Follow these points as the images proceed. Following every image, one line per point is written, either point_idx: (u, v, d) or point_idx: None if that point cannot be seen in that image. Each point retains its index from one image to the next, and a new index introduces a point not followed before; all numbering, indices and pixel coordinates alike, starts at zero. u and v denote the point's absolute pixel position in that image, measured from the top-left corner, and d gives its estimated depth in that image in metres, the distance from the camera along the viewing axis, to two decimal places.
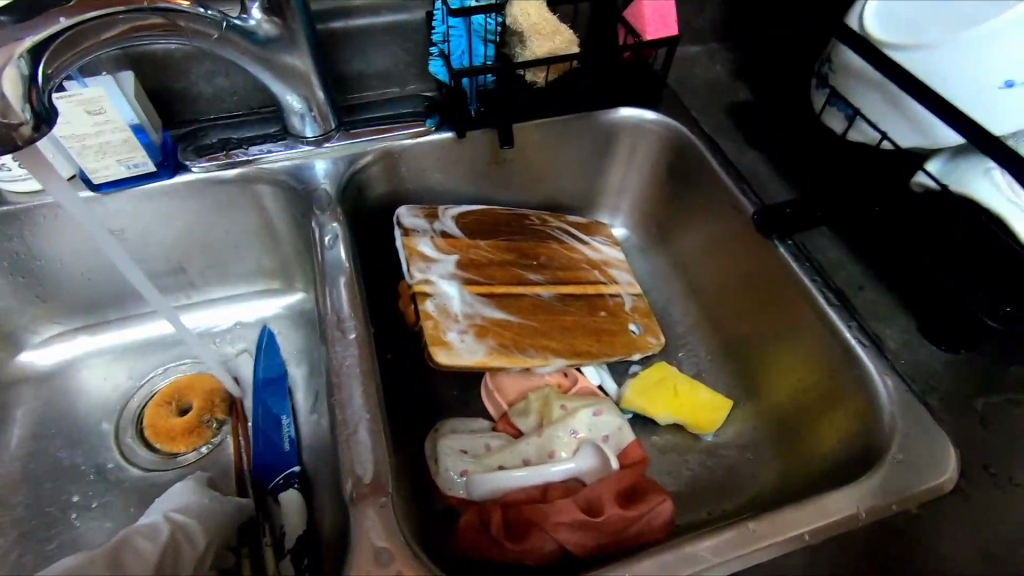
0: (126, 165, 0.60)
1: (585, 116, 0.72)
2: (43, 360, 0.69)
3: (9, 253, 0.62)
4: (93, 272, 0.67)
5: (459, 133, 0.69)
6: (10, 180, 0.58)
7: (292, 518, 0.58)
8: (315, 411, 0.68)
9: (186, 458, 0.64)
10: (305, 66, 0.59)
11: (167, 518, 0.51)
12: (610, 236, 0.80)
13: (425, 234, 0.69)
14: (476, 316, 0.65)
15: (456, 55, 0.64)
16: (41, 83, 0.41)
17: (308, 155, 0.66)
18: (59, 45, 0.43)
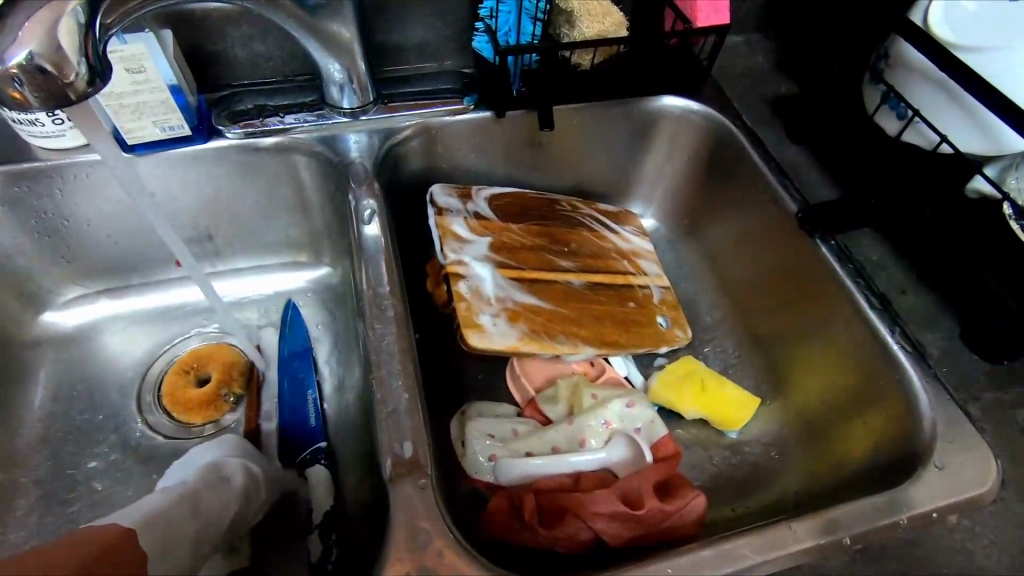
0: (161, 127, 0.58)
1: (625, 102, 0.71)
2: (65, 321, 0.68)
3: (38, 210, 0.61)
4: (119, 235, 0.66)
5: (498, 112, 0.68)
6: (43, 137, 0.57)
7: (319, 493, 0.58)
8: (340, 386, 0.67)
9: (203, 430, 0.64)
10: (348, 34, 0.57)
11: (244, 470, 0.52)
12: (640, 227, 0.80)
13: (459, 214, 0.68)
14: (508, 301, 0.64)
15: (501, 29, 0.63)
16: (97, 33, 0.39)
17: (342, 126, 0.65)
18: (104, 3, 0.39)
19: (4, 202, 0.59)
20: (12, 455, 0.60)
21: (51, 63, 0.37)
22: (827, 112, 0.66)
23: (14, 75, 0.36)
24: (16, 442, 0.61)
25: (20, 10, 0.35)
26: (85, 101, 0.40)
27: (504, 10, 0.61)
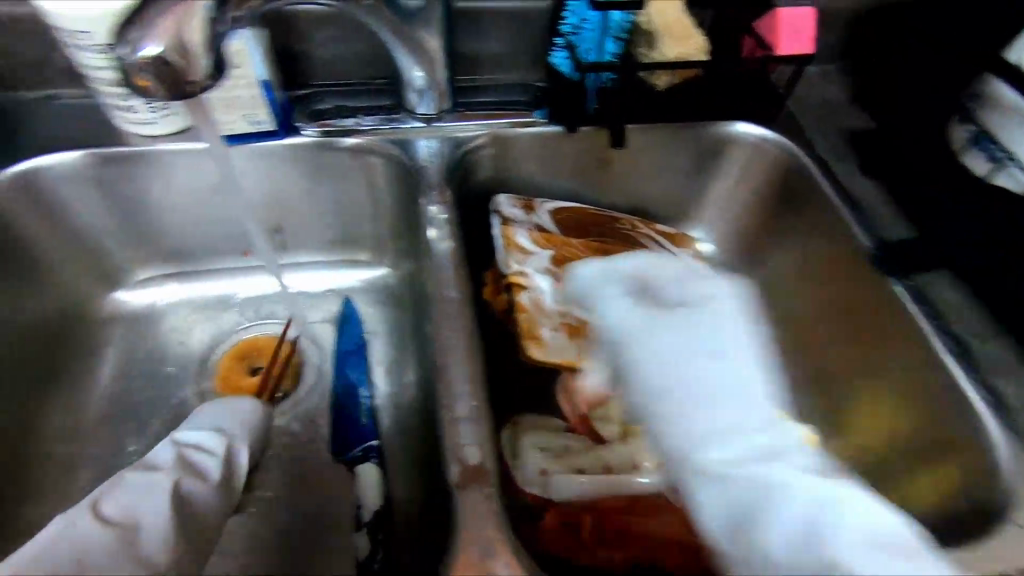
0: (249, 120, 0.61)
1: (696, 126, 0.70)
2: (133, 300, 0.69)
3: (124, 192, 0.63)
4: (193, 222, 0.68)
5: (569, 126, 0.68)
6: (139, 123, 0.59)
7: (370, 491, 0.59)
8: (392, 386, 0.68)
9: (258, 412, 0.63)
10: (435, 44, 0.58)
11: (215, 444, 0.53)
12: (696, 249, 0.78)
13: (523, 225, 0.68)
14: (569, 315, 0.64)
15: (581, 46, 0.62)
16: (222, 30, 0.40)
17: (418, 131, 0.66)
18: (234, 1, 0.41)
19: (94, 183, 0.62)
20: (78, 428, 0.62)
21: (178, 57, 0.38)
22: (906, 148, 0.65)
23: (145, 66, 0.38)
24: (83, 415, 0.63)
25: (158, 6, 0.37)
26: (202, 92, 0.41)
27: (588, 27, 0.61)
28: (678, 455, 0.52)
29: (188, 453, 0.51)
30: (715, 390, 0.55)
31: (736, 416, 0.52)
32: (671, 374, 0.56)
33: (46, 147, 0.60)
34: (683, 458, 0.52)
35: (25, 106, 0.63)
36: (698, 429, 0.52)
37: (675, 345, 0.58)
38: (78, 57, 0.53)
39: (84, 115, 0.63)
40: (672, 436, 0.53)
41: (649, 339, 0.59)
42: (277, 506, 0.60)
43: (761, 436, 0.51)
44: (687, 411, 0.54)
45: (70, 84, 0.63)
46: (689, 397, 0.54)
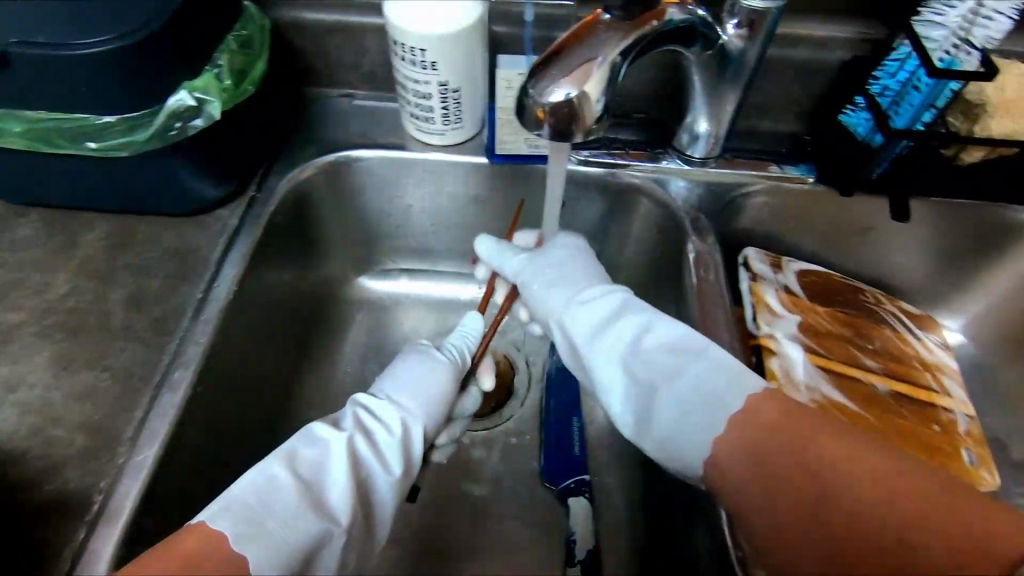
0: (528, 144, 0.62)
1: (992, 208, 0.63)
2: (376, 288, 0.74)
3: (397, 192, 0.68)
4: (444, 227, 0.71)
5: (843, 190, 0.64)
6: (431, 132, 0.63)
7: (581, 527, 0.59)
8: (606, 420, 0.67)
9: (462, 388, 0.61)
10: (734, 96, 0.56)
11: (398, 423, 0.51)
12: (944, 338, 0.69)
13: (772, 283, 0.65)
14: (819, 391, 0.59)
15: (891, 113, 0.58)
16: (615, 84, 0.39)
17: (679, 172, 0.65)
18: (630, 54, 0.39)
19: (374, 180, 0.67)
20: (323, 401, 0.66)
21: (577, 96, 0.37)
22: None
23: (545, 101, 0.37)
24: (327, 390, 0.67)
25: (576, 52, 0.37)
26: (578, 139, 0.39)
27: (907, 96, 0.56)
28: (682, 459, 0.46)
29: (366, 423, 0.50)
30: (688, 354, 0.48)
31: (662, 342, 0.50)
32: (624, 335, 0.51)
33: (344, 142, 0.65)
34: (676, 447, 0.46)
35: (325, 100, 0.69)
36: (651, 407, 0.48)
37: (606, 345, 0.52)
38: (399, 67, 0.58)
39: (376, 117, 0.68)
40: (637, 432, 0.49)
41: (592, 342, 0.52)
42: (491, 518, 0.62)
43: (694, 373, 0.47)
44: (661, 389, 0.47)
45: (367, 86, 0.69)
46: (666, 377, 0.48)
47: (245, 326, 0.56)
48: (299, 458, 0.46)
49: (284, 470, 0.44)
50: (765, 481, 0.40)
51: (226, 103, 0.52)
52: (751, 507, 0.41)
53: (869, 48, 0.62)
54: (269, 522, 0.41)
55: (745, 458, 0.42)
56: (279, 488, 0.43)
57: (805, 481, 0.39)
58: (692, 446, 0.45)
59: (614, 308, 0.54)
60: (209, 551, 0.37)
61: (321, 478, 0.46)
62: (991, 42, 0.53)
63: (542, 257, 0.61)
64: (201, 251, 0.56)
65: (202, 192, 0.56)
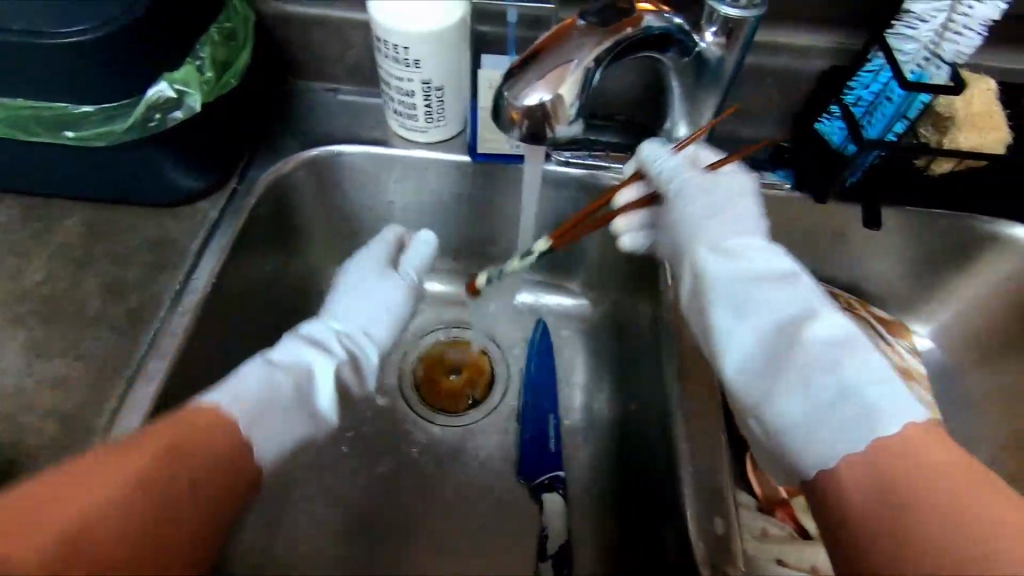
0: (509, 143, 0.62)
1: (959, 218, 0.65)
2: None
3: (380, 187, 0.68)
4: (425, 223, 0.72)
5: (819, 198, 0.65)
6: (412, 130, 0.64)
7: (555, 521, 0.60)
8: (582, 417, 0.68)
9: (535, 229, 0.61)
10: (712, 101, 0.57)
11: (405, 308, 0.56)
12: (912, 344, 0.70)
13: None
14: None
15: (864, 123, 0.59)
16: (591, 89, 0.39)
17: None
18: (608, 61, 0.40)
19: (357, 176, 0.67)
20: None
21: (551, 100, 0.37)
22: None
23: (518, 103, 0.37)
24: None
25: (550, 57, 0.37)
26: (553, 142, 0.39)
27: (880, 107, 0.58)
28: (806, 451, 0.40)
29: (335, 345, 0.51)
30: (850, 349, 0.41)
31: (826, 335, 0.42)
32: (774, 306, 0.45)
33: (328, 138, 0.66)
34: (794, 442, 0.41)
35: (309, 94, 0.69)
36: (786, 391, 0.42)
37: (745, 276, 0.47)
38: (382, 63, 0.58)
39: (360, 113, 0.68)
40: (760, 402, 0.44)
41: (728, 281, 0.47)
42: (465, 513, 0.63)
43: (853, 368, 0.40)
44: (805, 377, 0.42)
45: (353, 80, 0.69)
46: (819, 364, 0.41)
47: (223, 319, 0.56)
48: (279, 358, 0.48)
49: (272, 370, 0.46)
50: (889, 488, 0.35)
51: (208, 95, 0.52)
52: (860, 520, 0.35)
53: (845, 59, 0.63)
54: (274, 415, 0.44)
55: (861, 474, 0.37)
56: (264, 381, 0.45)
57: (928, 493, 0.34)
58: (826, 439, 0.39)
59: (783, 275, 0.46)
60: (210, 424, 0.41)
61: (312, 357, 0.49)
62: (961, 59, 0.53)
63: (704, 198, 0.51)
64: (180, 241, 0.56)
65: (183, 183, 0.56)
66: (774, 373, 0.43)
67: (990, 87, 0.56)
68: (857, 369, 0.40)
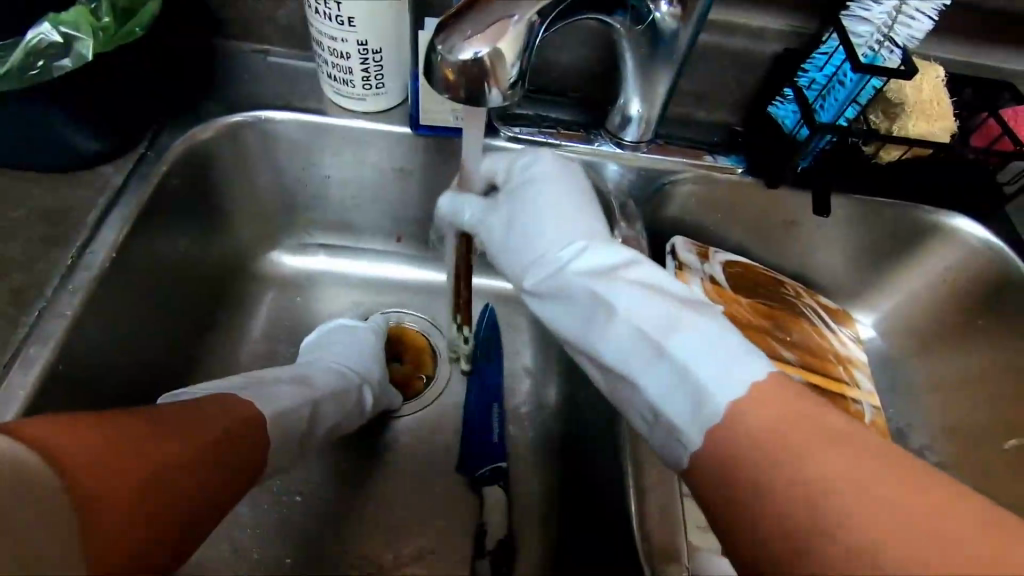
0: (454, 115, 0.58)
1: (903, 208, 0.65)
2: (291, 263, 0.70)
3: (312, 160, 0.63)
4: (364, 201, 0.67)
5: (770, 183, 0.64)
6: (350, 98, 0.59)
7: (495, 518, 0.57)
8: (526, 408, 0.65)
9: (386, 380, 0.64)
10: (666, 76, 0.54)
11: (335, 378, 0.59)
12: (856, 332, 0.70)
13: (697, 273, 0.65)
14: None
15: (817, 107, 0.58)
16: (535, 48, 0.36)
17: (610, 155, 0.63)
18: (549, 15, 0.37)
19: (289, 146, 0.61)
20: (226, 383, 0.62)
21: (492, 57, 0.33)
22: None
23: (458, 62, 0.33)
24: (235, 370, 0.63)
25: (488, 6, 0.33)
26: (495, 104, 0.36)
27: (832, 91, 0.56)
28: (667, 444, 0.41)
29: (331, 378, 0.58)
30: (683, 327, 0.41)
31: (655, 317, 0.42)
32: (611, 293, 0.43)
33: (254, 103, 0.60)
34: (661, 430, 0.41)
35: (235, 54, 0.63)
36: (644, 384, 0.41)
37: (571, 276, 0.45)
38: (314, 21, 0.53)
39: (294, 79, 0.62)
40: (626, 405, 0.44)
41: (556, 283, 0.45)
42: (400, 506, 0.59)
43: (686, 344, 0.40)
44: (648, 370, 0.41)
45: (286, 42, 0.63)
46: (651, 351, 0.41)
47: (124, 302, 0.51)
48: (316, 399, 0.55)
49: (304, 408, 0.53)
50: (749, 499, 0.34)
51: (103, 44, 0.45)
52: (717, 498, 0.36)
53: (800, 42, 0.62)
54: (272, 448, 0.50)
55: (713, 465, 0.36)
56: (309, 384, 0.56)
57: (779, 474, 0.33)
58: (659, 438, 0.42)
59: (616, 265, 0.45)
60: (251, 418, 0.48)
61: (335, 402, 0.57)
62: (912, 43, 0.52)
63: (516, 190, 0.50)
64: (75, 213, 0.50)
65: (77, 145, 0.50)
66: (632, 369, 0.42)
67: (939, 74, 0.56)
68: (695, 341, 0.40)
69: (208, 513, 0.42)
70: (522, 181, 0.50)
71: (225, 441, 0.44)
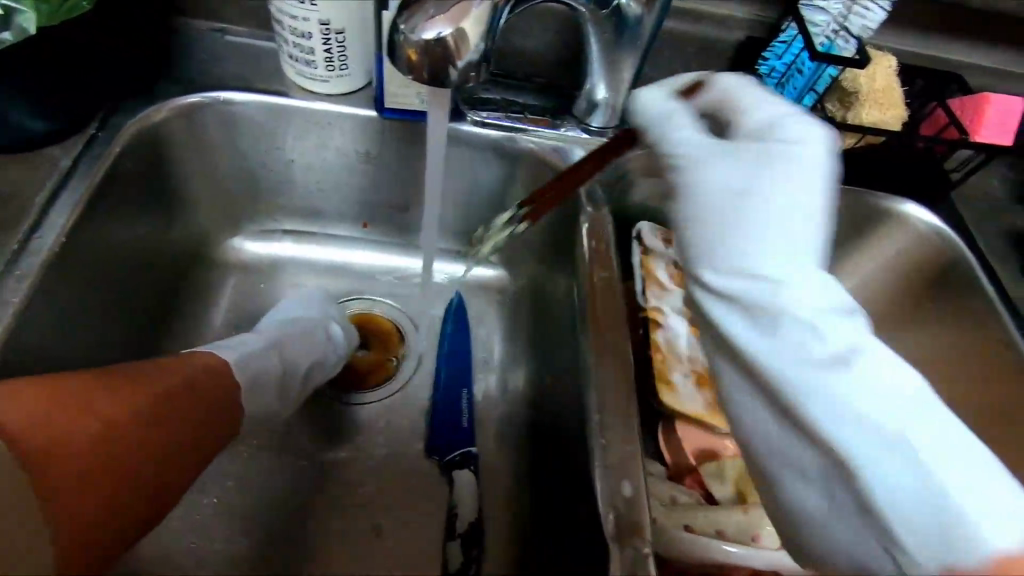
0: (420, 98, 0.58)
1: (857, 194, 0.67)
2: (254, 250, 0.68)
3: (275, 144, 0.61)
4: (330, 186, 0.66)
5: None
6: (315, 80, 0.57)
7: (466, 503, 0.57)
8: (495, 394, 0.66)
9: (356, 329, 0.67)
10: (632, 61, 0.55)
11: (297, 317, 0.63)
12: None
13: (663, 257, 0.65)
14: (700, 363, 0.61)
15: (776, 94, 0.59)
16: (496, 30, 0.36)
17: (577, 140, 0.62)
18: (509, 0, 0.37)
19: (249, 128, 0.60)
20: None
21: (455, 37, 0.33)
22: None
23: (420, 41, 0.33)
24: None
25: None
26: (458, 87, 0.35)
27: (790, 79, 0.58)
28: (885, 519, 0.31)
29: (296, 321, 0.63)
30: (902, 380, 0.33)
31: (887, 368, 0.33)
32: (850, 328, 0.35)
33: (211, 83, 0.58)
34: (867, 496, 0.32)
35: (192, 33, 0.61)
36: (846, 432, 0.32)
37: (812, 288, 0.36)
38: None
39: (254, 58, 0.60)
40: (802, 463, 0.34)
41: (768, 286, 0.36)
42: (369, 492, 0.59)
43: (913, 405, 0.32)
44: (866, 424, 0.32)
45: (246, 21, 0.61)
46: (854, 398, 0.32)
47: (76, 289, 0.49)
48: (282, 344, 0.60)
49: (272, 352, 0.59)
50: None
51: (45, 16, 0.42)
52: None
53: (762, 31, 0.63)
54: (260, 390, 0.56)
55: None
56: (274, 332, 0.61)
57: None
58: (847, 536, 0.33)
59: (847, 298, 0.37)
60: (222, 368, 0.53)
61: (306, 342, 0.61)
62: (867, 33, 0.54)
63: (751, 153, 0.40)
64: (21, 196, 0.48)
65: (21, 124, 0.47)
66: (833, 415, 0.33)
67: (891, 64, 0.58)
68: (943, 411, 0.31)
69: (173, 470, 0.46)
70: (780, 143, 0.39)
71: (184, 388, 0.48)
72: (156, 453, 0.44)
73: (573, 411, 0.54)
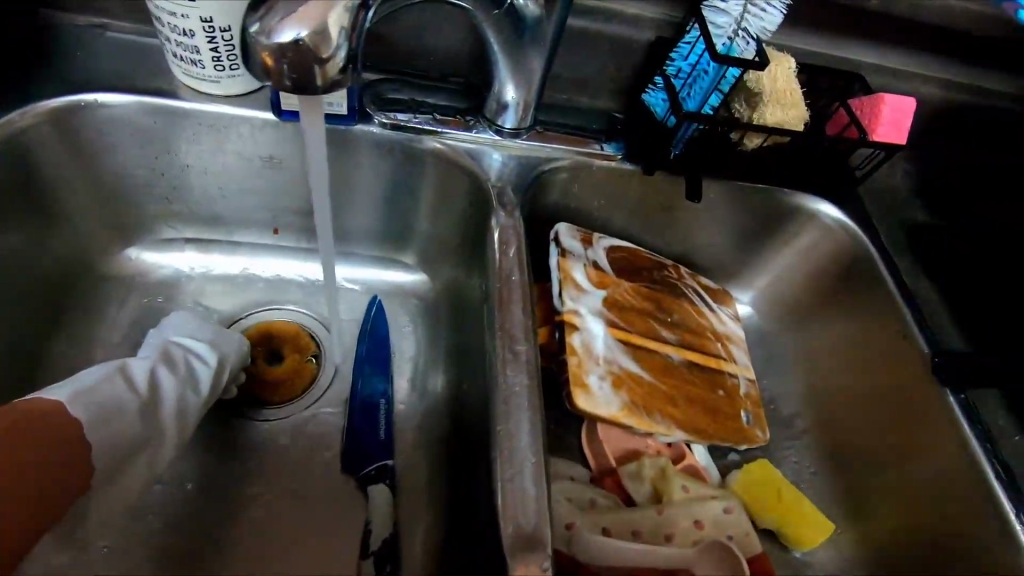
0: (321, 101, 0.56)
1: (768, 192, 0.68)
2: (152, 261, 0.64)
3: (164, 149, 0.58)
4: (231, 192, 0.62)
5: (647, 170, 0.65)
6: (203, 80, 0.54)
7: (379, 517, 0.56)
8: (414, 402, 0.64)
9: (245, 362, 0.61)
10: (539, 61, 0.54)
11: (172, 347, 0.57)
12: (735, 311, 0.74)
13: (580, 259, 0.65)
14: (615, 364, 0.61)
15: (684, 96, 0.60)
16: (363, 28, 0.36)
17: (491, 143, 0.62)
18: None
19: (134, 132, 0.56)
20: None
21: (312, 40, 0.33)
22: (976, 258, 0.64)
23: (275, 47, 0.33)
24: None
25: None
26: (328, 92, 0.36)
27: (696, 80, 0.58)
28: None
29: (171, 355, 0.56)
30: None
31: None
32: None
33: (87, 83, 0.54)
34: None
35: (68, 29, 0.56)
36: None
37: None
38: None
39: (137, 56, 0.56)
40: None
41: None
42: (278, 512, 0.57)
43: None
44: None
45: (127, 16, 0.57)
46: None
47: None
48: (134, 371, 0.53)
49: (121, 379, 0.51)
50: None
51: None
52: None
53: (670, 31, 0.63)
54: (111, 423, 0.49)
55: None
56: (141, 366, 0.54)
57: None
58: None
59: None
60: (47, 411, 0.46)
61: (175, 372, 0.55)
62: (765, 35, 0.55)
63: None
64: None
65: None
66: None
67: (790, 65, 0.59)
68: None
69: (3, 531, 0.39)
70: None
71: (28, 415, 0.44)
72: (42, 455, 0.43)
73: (484, 418, 0.53)
